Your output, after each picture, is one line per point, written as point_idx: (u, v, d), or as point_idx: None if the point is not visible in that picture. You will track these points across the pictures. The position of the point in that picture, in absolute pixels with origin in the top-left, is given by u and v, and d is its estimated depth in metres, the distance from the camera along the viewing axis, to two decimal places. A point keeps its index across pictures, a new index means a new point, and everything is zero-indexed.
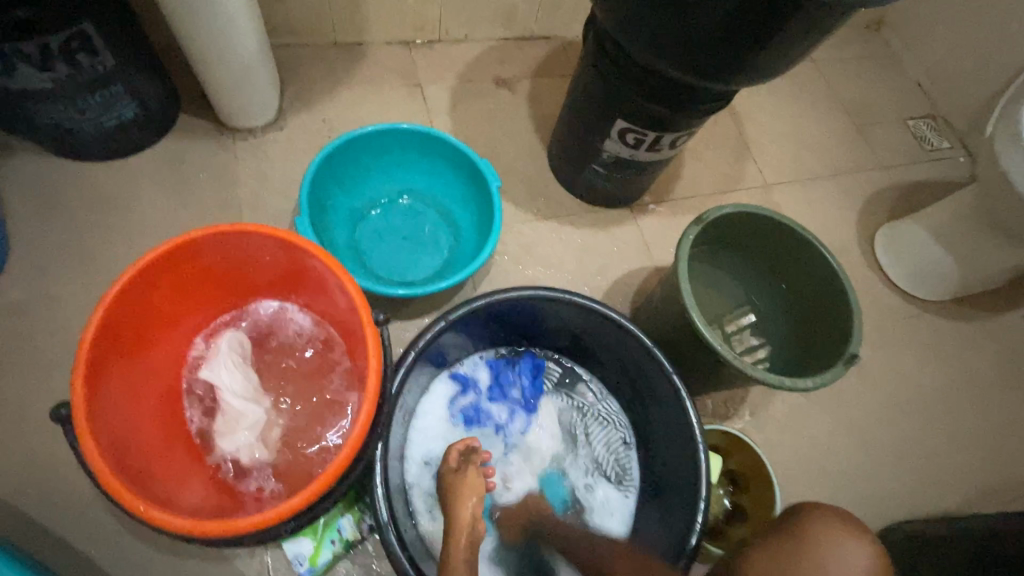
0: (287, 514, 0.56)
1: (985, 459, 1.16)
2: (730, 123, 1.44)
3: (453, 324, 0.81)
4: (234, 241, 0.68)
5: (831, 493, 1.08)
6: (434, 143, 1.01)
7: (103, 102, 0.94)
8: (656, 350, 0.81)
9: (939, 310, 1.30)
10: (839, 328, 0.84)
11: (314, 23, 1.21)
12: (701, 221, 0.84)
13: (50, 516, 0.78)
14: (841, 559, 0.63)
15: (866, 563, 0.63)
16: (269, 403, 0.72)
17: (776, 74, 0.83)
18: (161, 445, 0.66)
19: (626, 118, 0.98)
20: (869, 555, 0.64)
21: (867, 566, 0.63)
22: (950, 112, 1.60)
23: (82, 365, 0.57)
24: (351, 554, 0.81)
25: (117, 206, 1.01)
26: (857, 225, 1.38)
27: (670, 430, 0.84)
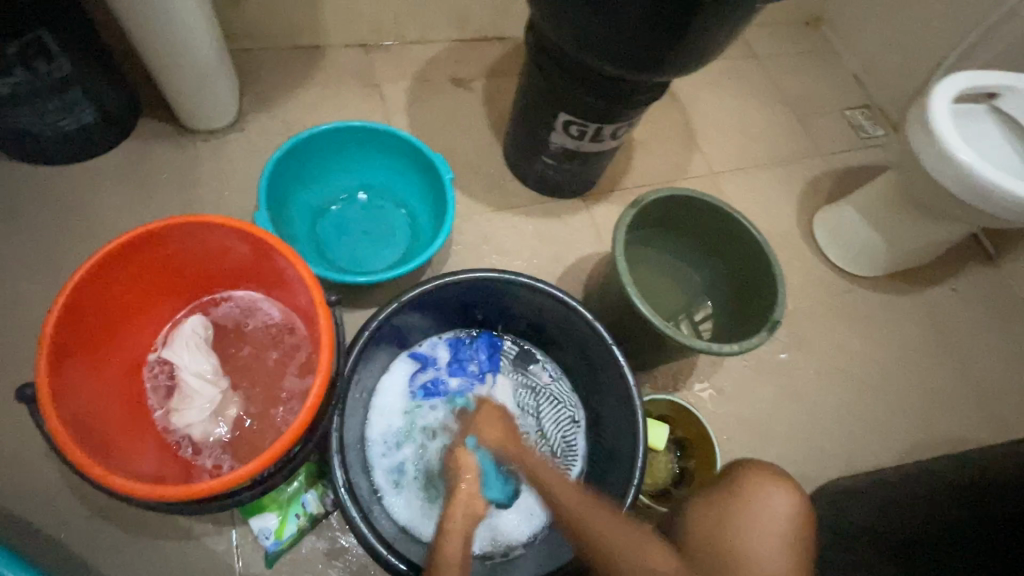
0: (243, 479, 0.60)
1: (915, 420, 1.25)
2: (678, 116, 1.52)
3: (407, 303, 0.86)
4: (193, 232, 0.72)
5: (774, 457, 1.16)
6: (389, 140, 1.06)
7: (62, 107, 0.97)
8: (597, 324, 0.87)
9: (873, 285, 1.39)
10: (766, 298, 0.92)
11: (271, 27, 1.25)
12: (636, 205, 0.91)
13: (20, 506, 0.81)
14: (765, 507, 0.67)
15: (786, 508, 0.67)
16: (226, 381, 0.77)
17: (698, 66, 0.91)
18: (123, 425, 0.70)
19: (568, 111, 1.04)
20: (789, 501, 0.68)
21: (787, 511, 0.67)
22: (884, 101, 1.71)
23: (45, 347, 0.60)
24: (317, 529, 0.85)
25: (80, 208, 1.03)
26: (798, 208, 1.47)
27: (614, 401, 0.90)
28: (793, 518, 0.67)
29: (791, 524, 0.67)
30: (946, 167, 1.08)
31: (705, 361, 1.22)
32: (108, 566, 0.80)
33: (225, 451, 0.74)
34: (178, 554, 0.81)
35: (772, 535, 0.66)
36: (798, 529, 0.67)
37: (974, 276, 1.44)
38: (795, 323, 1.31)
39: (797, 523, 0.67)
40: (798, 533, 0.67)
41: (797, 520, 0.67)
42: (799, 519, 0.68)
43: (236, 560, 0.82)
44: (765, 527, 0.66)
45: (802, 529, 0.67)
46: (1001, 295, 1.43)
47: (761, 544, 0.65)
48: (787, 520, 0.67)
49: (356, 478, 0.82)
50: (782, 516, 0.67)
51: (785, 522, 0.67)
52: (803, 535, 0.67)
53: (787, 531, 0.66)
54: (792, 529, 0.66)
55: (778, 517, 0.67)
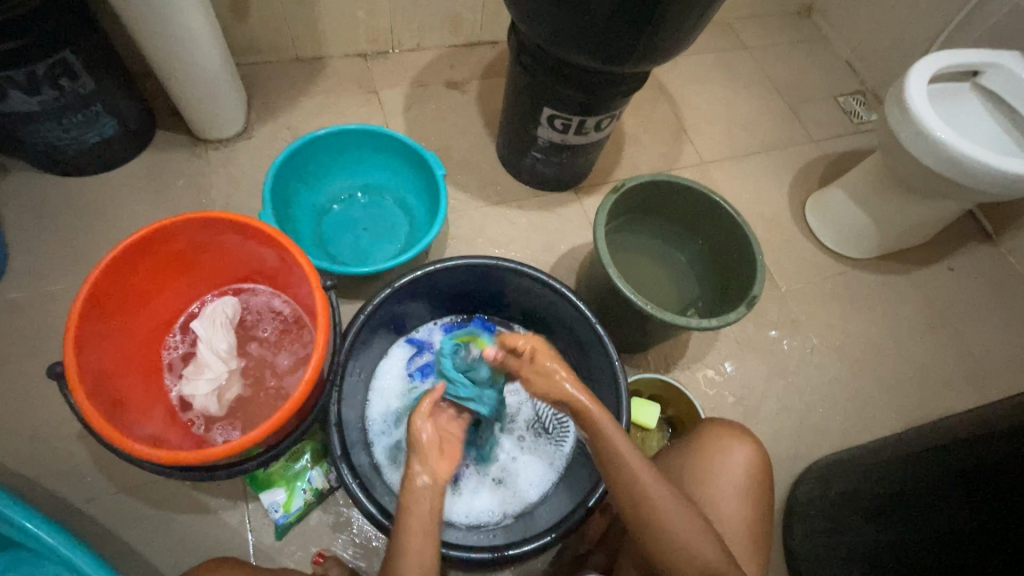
0: (249, 444, 0.66)
1: (912, 398, 1.26)
2: (669, 108, 1.56)
3: (400, 289, 0.91)
4: (202, 228, 0.80)
5: (768, 435, 1.18)
6: (386, 140, 1.12)
7: (85, 121, 1.05)
8: (579, 303, 0.92)
9: (867, 266, 1.41)
10: (747, 275, 0.95)
11: (275, 41, 1.34)
12: (618, 189, 0.96)
13: (52, 483, 0.88)
14: (726, 458, 0.76)
15: (745, 460, 0.76)
16: (236, 363, 0.83)
17: (671, 55, 0.95)
18: (141, 403, 0.78)
19: (551, 105, 1.09)
20: (746, 456, 0.77)
21: (746, 462, 0.76)
22: (877, 86, 1.72)
23: (72, 330, 0.68)
24: (323, 504, 0.91)
25: (103, 214, 1.12)
26: (790, 193, 1.49)
27: (600, 377, 0.94)
28: (750, 468, 0.76)
29: (749, 473, 0.76)
30: (925, 143, 1.10)
31: (697, 343, 1.25)
32: (132, 537, 0.86)
33: (232, 426, 0.81)
34: (194, 525, 0.88)
35: (732, 482, 0.75)
36: (754, 478, 0.76)
37: (971, 254, 1.44)
38: (787, 304, 1.33)
39: (753, 472, 0.76)
40: (754, 481, 0.76)
41: (755, 469, 0.76)
42: (757, 469, 0.77)
43: (249, 533, 0.88)
44: (726, 475, 0.75)
45: (758, 477, 0.76)
46: (1000, 272, 1.43)
47: (721, 489, 0.74)
48: (746, 470, 0.76)
49: (356, 452, 0.87)
50: (742, 466, 0.76)
51: (743, 472, 0.76)
52: (759, 483, 0.76)
53: (745, 479, 0.75)
54: (749, 478, 0.76)
55: (738, 466, 0.76)
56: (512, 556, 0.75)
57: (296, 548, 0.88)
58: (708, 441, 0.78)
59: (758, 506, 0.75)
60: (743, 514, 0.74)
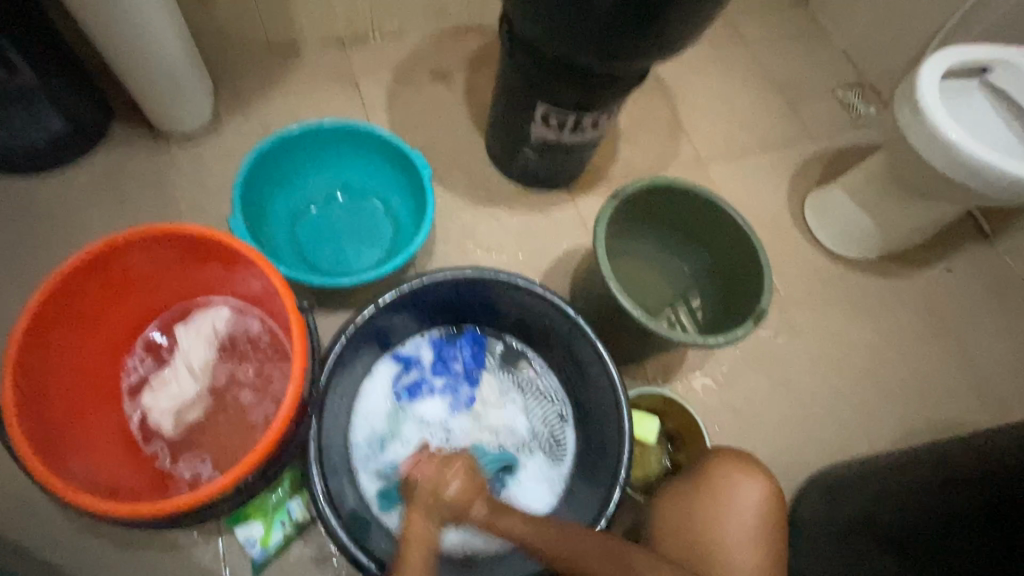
0: (215, 492, 0.60)
1: (910, 404, 1.24)
2: (665, 102, 1.49)
3: (385, 306, 0.84)
4: (162, 242, 0.71)
5: (767, 446, 1.15)
6: (368, 138, 1.04)
7: (28, 117, 0.95)
8: (579, 319, 0.86)
9: (866, 269, 1.37)
10: (753, 287, 0.90)
11: (244, 26, 1.23)
12: (617, 196, 0.89)
13: (3, 520, 0.81)
14: (736, 497, 0.73)
15: (757, 497, 0.73)
16: (206, 384, 0.77)
17: (677, 51, 0.88)
18: (95, 437, 0.70)
19: (547, 102, 1.02)
20: (758, 492, 0.73)
21: (758, 499, 0.73)
22: (876, 79, 1.67)
23: (11, 365, 0.60)
24: (304, 535, 0.85)
25: (55, 220, 1.02)
26: (789, 192, 1.44)
27: (599, 398, 0.89)
28: (761, 505, 0.73)
29: (760, 512, 0.73)
30: (934, 145, 1.06)
31: (695, 351, 1.20)
32: None
33: (200, 459, 0.75)
34: (163, 564, 0.81)
35: (742, 523, 0.72)
36: (765, 516, 0.73)
37: (969, 256, 1.42)
38: (786, 309, 1.29)
39: (766, 510, 0.73)
40: (767, 520, 0.73)
41: (766, 506, 0.73)
42: (768, 505, 0.73)
43: (224, 569, 0.82)
44: (735, 513, 0.72)
45: (770, 514, 0.73)
46: (997, 274, 1.41)
47: (729, 530, 0.72)
48: (757, 507, 0.73)
49: (338, 483, 0.81)
50: (752, 503, 0.73)
51: (753, 510, 0.73)
52: (771, 521, 0.73)
53: (757, 520, 0.72)
54: (760, 516, 0.73)
55: (747, 505, 0.73)
56: None
57: None
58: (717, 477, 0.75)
59: (771, 547, 0.72)
60: (753, 557, 0.71)
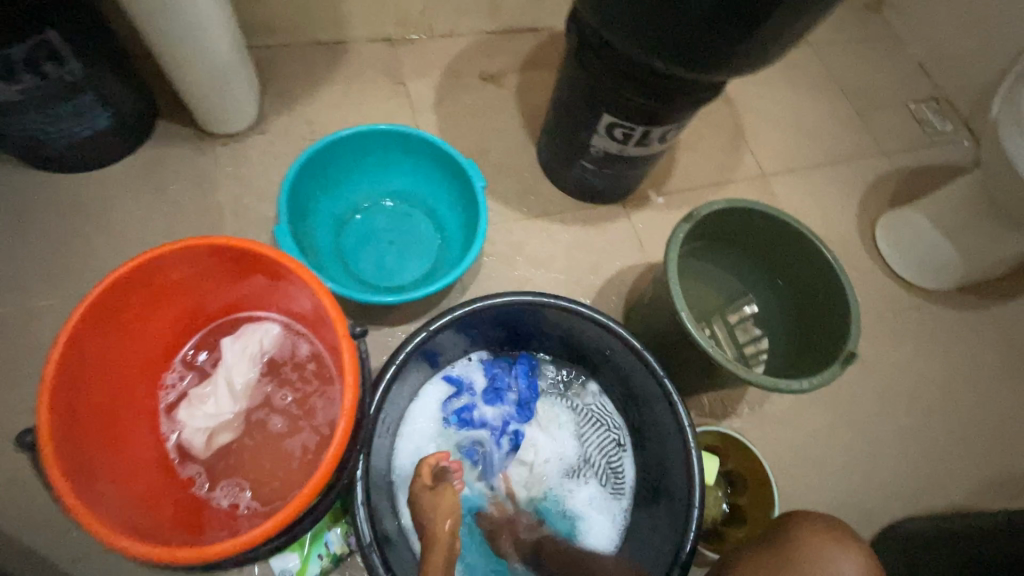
0: (261, 537, 0.55)
1: (990, 452, 1.13)
2: (726, 111, 1.40)
3: (437, 330, 0.78)
4: (211, 255, 0.67)
5: (833, 491, 1.06)
6: (419, 144, 0.98)
7: (73, 113, 0.92)
8: (644, 351, 0.78)
9: (942, 300, 1.27)
10: (837, 324, 0.81)
11: (293, 22, 1.18)
12: (691, 218, 0.81)
13: (31, 537, 0.77)
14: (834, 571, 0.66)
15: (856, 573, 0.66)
16: (245, 405, 0.73)
17: (767, 62, 0.80)
18: (129, 461, 0.66)
19: (614, 112, 0.94)
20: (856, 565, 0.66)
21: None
22: (955, 93, 1.55)
23: (47, 388, 0.56)
24: (340, 567, 0.80)
25: (96, 220, 0.99)
26: (859, 213, 1.34)
27: (663, 439, 0.82)
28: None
29: None
30: None
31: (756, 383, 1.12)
32: None
33: (238, 487, 0.70)
34: None
35: None
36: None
37: None
38: None
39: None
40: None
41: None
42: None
43: None
44: None
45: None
46: None
47: None
48: None
49: (384, 516, 0.75)
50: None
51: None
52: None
53: None
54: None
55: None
56: None
57: None
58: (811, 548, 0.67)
59: None
60: None
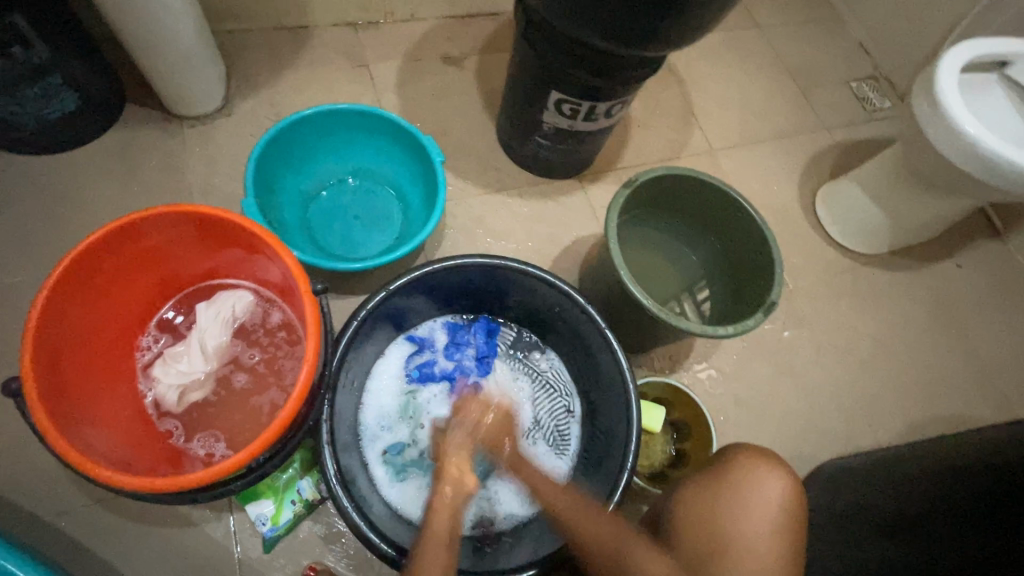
0: (231, 468, 0.61)
1: (916, 398, 1.24)
2: (677, 91, 1.47)
3: (397, 291, 0.84)
4: (183, 223, 0.72)
5: (772, 436, 1.15)
6: (380, 122, 1.04)
7: (41, 95, 0.95)
8: (588, 306, 0.86)
9: (875, 262, 1.37)
10: (763, 278, 0.90)
11: (255, 7, 1.22)
12: (630, 184, 0.89)
13: (20, 494, 0.82)
14: (758, 490, 0.72)
15: (779, 493, 0.72)
16: (218, 364, 0.78)
17: (694, 39, 0.87)
18: (109, 414, 0.71)
19: (561, 89, 1.01)
20: (782, 486, 0.73)
21: (782, 496, 0.72)
22: (892, 71, 1.65)
23: (29, 340, 0.61)
24: (314, 513, 0.86)
25: (69, 199, 1.03)
26: (801, 184, 1.43)
27: (608, 387, 0.89)
28: (785, 503, 0.72)
29: (786, 509, 0.72)
30: (951, 139, 1.05)
31: (702, 341, 1.21)
32: (109, 552, 0.81)
33: (214, 438, 0.76)
34: (176, 540, 0.83)
35: (765, 518, 0.71)
36: (789, 513, 0.72)
37: (980, 251, 1.41)
38: (794, 301, 1.29)
39: (789, 507, 0.72)
40: (790, 517, 0.72)
41: (791, 503, 0.72)
42: (792, 503, 0.73)
43: (234, 546, 0.83)
44: (759, 510, 0.71)
45: (793, 511, 0.72)
46: (1008, 270, 1.40)
47: (754, 527, 0.70)
48: (780, 503, 0.72)
49: (350, 461, 0.82)
50: (776, 500, 0.72)
51: (777, 508, 0.71)
52: (794, 519, 0.72)
53: (780, 516, 0.71)
54: (784, 513, 0.71)
55: (772, 502, 0.72)
56: None
57: (286, 560, 0.84)
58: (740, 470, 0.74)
59: (794, 546, 0.71)
60: (776, 554, 0.69)
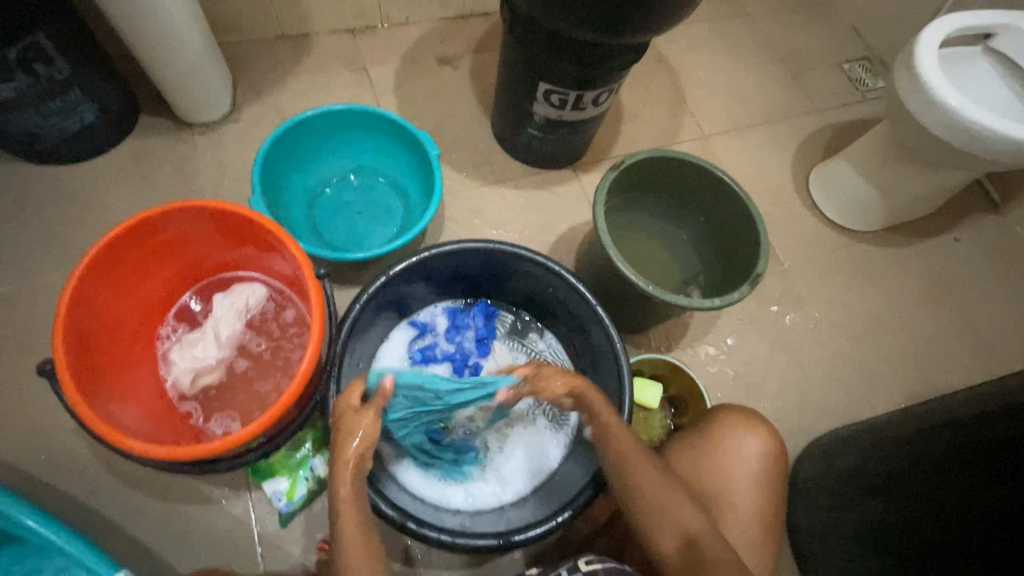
0: (245, 437, 0.66)
1: (915, 371, 1.26)
2: (668, 80, 1.51)
3: (397, 276, 0.89)
4: (196, 217, 0.77)
5: (771, 411, 1.18)
6: (378, 121, 1.09)
7: (63, 108, 1.02)
8: (579, 284, 0.90)
9: (870, 239, 1.38)
10: (751, 251, 0.93)
11: (258, 19, 1.28)
12: (617, 166, 0.93)
13: (54, 477, 0.88)
14: (738, 448, 0.78)
15: (759, 448, 0.78)
16: (232, 350, 0.83)
17: (671, 24, 0.91)
18: (133, 396, 0.76)
19: (549, 81, 1.05)
20: (761, 443, 0.79)
21: (760, 450, 0.78)
22: (884, 51, 1.66)
23: (60, 326, 0.66)
24: (326, 491, 0.91)
25: (90, 206, 1.09)
26: (794, 165, 1.45)
27: (602, 362, 0.93)
28: (763, 457, 0.78)
29: (763, 463, 0.78)
30: (934, 112, 1.07)
31: (699, 321, 1.23)
32: (136, 529, 0.87)
33: (230, 418, 0.81)
34: (198, 517, 0.88)
35: (744, 473, 0.77)
36: (768, 466, 0.78)
37: (977, 224, 1.42)
38: (789, 279, 1.31)
39: (768, 460, 0.78)
40: (769, 469, 0.78)
41: (768, 457, 0.78)
42: (771, 457, 0.78)
43: (253, 523, 0.88)
44: (738, 465, 0.78)
45: (773, 464, 0.78)
46: (1006, 242, 1.41)
47: (735, 481, 0.77)
48: (758, 458, 0.78)
49: None
50: (755, 454, 0.78)
51: (757, 462, 0.78)
52: (773, 470, 0.78)
53: (758, 469, 0.78)
54: (763, 466, 0.78)
55: (751, 457, 0.78)
56: (520, 541, 0.76)
57: (301, 535, 0.89)
58: (720, 430, 0.80)
59: (772, 496, 0.77)
60: (752, 502, 0.76)
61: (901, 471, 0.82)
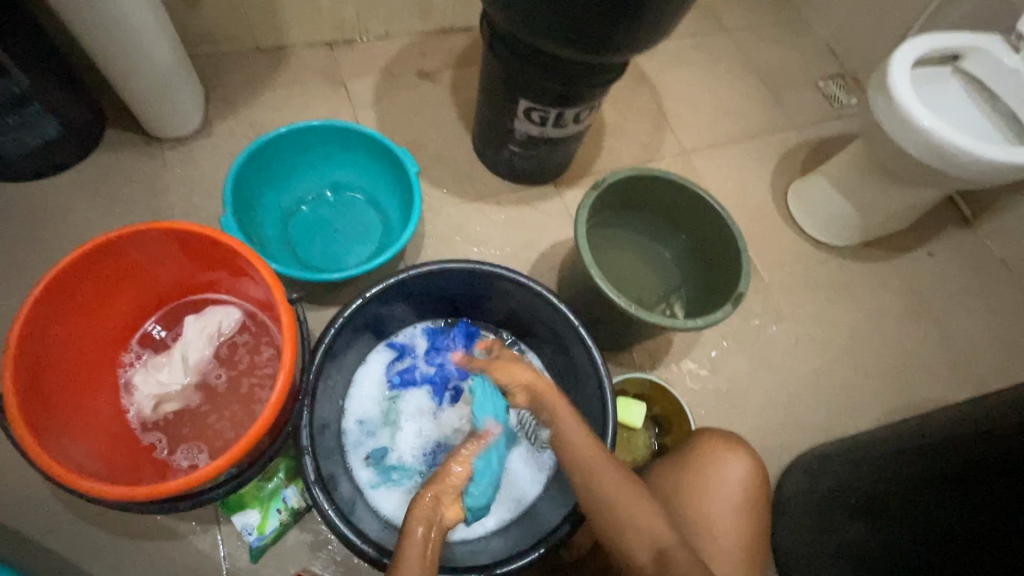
0: (209, 474, 0.62)
1: (893, 385, 1.27)
2: (649, 96, 1.51)
3: (373, 297, 0.86)
4: (162, 239, 0.74)
5: (754, 428, 1.17)
6: (355, 137, 1.06)
7: (22, 123, 0.98)
8: (560, 305, 0.88)
9: (848, 255, 1.40)
10: (733, 271, 0.92)
11: (232, 31, 1.26)
12: (598, 185, 0.92)
13: (6, 513, 0.83)
14: (719, 473, 0.77)
15: (742, 474, 0.77)
16: (199, 376, 0.80)
17: (651, 43, 0.91)
18: (90, 428, 0.72)
19: (529, 97, 1.04)
20: (744, 469, 0.78)
21: (743, 475, 0.77)
22: (857, 68, 1.69)
23: (10, 357, 0.62)
24: (300, 522, 0.87)
25: (51, 223, 1.05)
26: (773, 181, 1.47)
27: (586, 385, 0.91)
28: (746, 483, 0.77)
29: (745, 489, 0.77)
30: (907, 130, 1.09)
31: (682, 338, 1.23)
32: (95, 568, 0.82)
33: (197, 449, 0.77)
34: (163, 554, 0.84)
35: (727, 498, 0.76)
36: (750, 492, 0.77)
37: (950, 239, 1.45)
38: (769, 294, 1.32)
39: (749, 486, 0.77)
40: (751, 496, 0.77)
41: (750, 482, 0.77)
42: (752, 482, 0.77)
43: (222, 558, 0.84)
44: (721, 491, 0.76)
45: (755, 491, 0.77)
46: (977, 257, 1.44)
47: (716, 507, 0.75)
48: (740, 484, 0.77)
49: (333, 466, 0.83)
50: (738, 480, 0.77)
51: (739, 488, 0.77)
52: (755, 496, 0.77)
53: (739, 495, 0.76)
54: (744, 492, 0.77)
55: (734, 482, 0.77)
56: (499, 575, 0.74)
57: (274, 570, 0.85)
58: (703, 454, 0.79)
59: (754, 522, 0.76)
60: (735, 531, 0.75)
61: (888, 492, 0.81)
